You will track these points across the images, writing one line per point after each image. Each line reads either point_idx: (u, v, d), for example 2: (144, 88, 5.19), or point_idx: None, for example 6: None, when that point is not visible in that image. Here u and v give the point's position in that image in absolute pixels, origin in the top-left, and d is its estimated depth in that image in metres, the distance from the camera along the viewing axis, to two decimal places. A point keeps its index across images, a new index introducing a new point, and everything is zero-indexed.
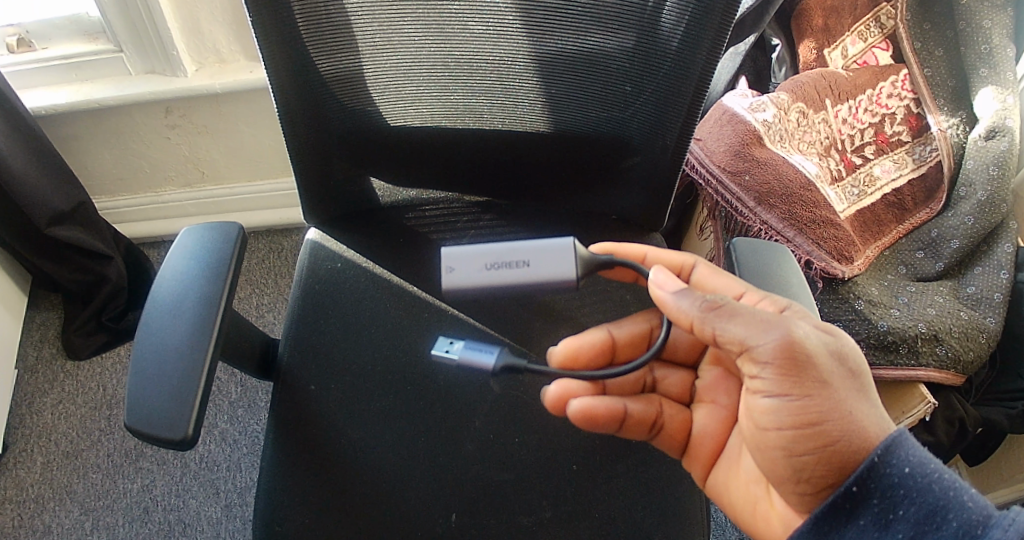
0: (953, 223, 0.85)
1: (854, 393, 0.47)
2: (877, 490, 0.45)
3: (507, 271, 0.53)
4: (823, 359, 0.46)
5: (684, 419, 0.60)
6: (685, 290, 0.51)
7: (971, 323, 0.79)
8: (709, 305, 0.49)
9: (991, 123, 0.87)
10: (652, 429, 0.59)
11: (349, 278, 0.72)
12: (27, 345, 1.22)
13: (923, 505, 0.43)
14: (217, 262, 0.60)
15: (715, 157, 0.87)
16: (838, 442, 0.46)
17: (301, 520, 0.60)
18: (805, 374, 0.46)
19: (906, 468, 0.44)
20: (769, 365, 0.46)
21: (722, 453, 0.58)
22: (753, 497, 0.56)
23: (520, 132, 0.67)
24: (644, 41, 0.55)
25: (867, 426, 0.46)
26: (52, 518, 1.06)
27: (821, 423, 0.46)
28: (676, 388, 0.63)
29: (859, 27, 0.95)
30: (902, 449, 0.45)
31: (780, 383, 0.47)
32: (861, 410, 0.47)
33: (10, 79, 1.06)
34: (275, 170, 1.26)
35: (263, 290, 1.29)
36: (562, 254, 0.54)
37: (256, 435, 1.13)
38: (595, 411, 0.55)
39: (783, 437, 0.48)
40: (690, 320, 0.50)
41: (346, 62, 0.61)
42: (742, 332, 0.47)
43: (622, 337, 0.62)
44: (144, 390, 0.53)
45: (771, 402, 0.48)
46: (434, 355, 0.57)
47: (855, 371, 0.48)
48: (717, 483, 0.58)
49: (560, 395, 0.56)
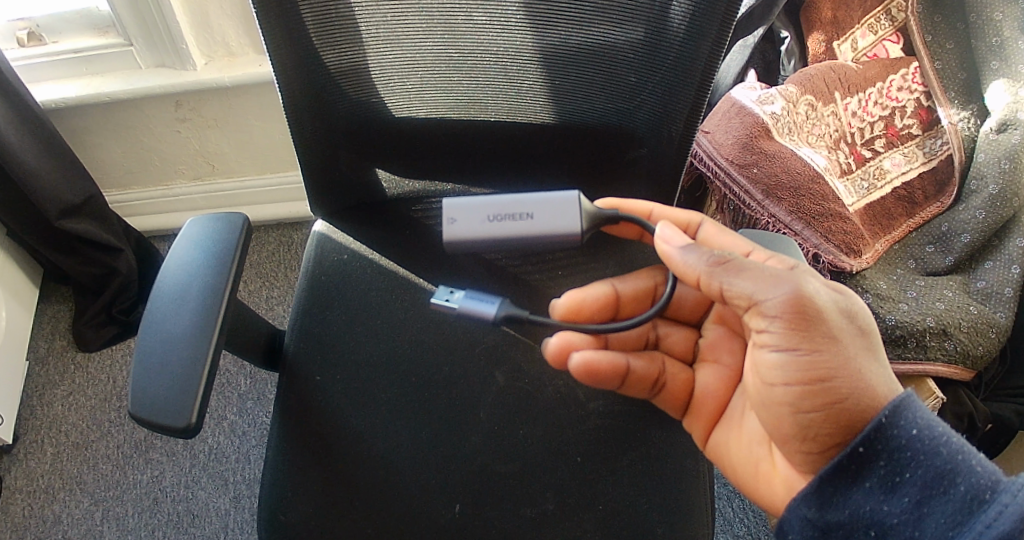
0: (964, 217, 0.84)
1: (864, 352, 0.48)
2: (885, 452, 0.46)
3: (510, 223, 0.53)
4: (834, 316, 0.48)
5: (687, 377, 0.61)
6: (692, 246, 0.52)
7: (981, 318, 0.79)
8: (716, 260, 0.50)
9: (1002, 116, 0.86)
10: (654, 386, 0.61)
11: (354, 269, 0.73)
12: (39, 337, 1.24)
13: (931, 467, 0.44)
14: (225, 245, 0.61)
15: (723, 150, 0.87)
16: (847, 400, 0.47)
17: (306, 509, 0.61)
18: (814, 329, 0.47)
19: (914, 430, 0.45)
20: (777, 319, 0.47)
21: (725, 412, 0.60)
22: (755, 459, 0.57)
23: (527, 124, 0.67)
24: (650, 32, 0.54)
25: (874, 385, 0.48)
26: (62, 509, 1.07)
27: (830, 380, 0.47)
28: (679, 346, 0.65)
29: (870, 20, 0.94)
30: (910, 411, 0.46)
31: (788, 338, 0.47)
32: (869, 368, 0.48)
33: (21, 73, 1.07)
34: (284, 164, 1.27)
35: (272, 284, 1.29)
36: (567, 208, 0.54)
37: (264, 427, 1.13)
38: (597, 366, 0.55)
39: (789, 392, 0.49)
40: (697, 274, 0.51)
41: (351, 55, 0.61)
42: (750, 287, 0.48)
43: (627, 292, 0.62)
44: (149, 377, 0.53)
45: (779, 358, 0.49)
46: (435, 305, 0.57)
47: (864, 330, 0.49)
48: (720, 443, 0.59)
49: (561, 348, 0.56)
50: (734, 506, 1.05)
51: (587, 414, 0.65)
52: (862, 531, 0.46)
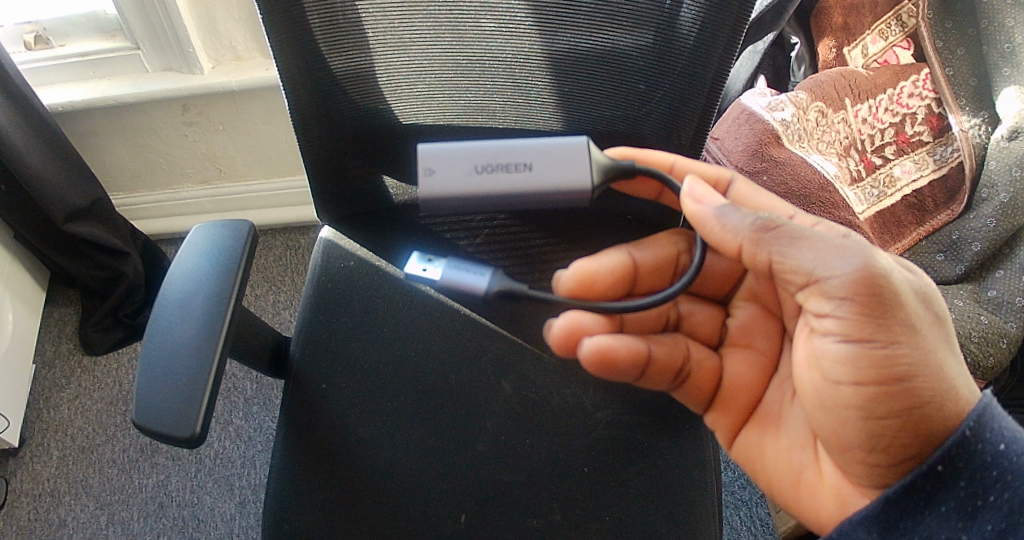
0: (975, 225, 0.84)
1: (938, 346, 0.48)
2: (969, 470, 0.45)
3: (507, 174, 0.51)
4: (913, 305, 0.47)
5: (713, 367, 0.60)
6: (730, 206, 0.49)
7: (992, 328, 0.78)
8: (763, 226, 0.48)
9: (1014, 123, 0.85)
10: (677, 378, 0.59)
11: (361, 277, 0.72)
12: (46, 340, 1.24)
13: (1017, 489, 0.44)
14: (231, 252, 0.60)
15: (733, 157, 0.86)
16: (928, 401, 0.47)
17: (311, 520, 0.60)
18: (891, 317, 0.46)
19: (1001, 445, 0.45)
20: (847, 300, 0.46)
21: (763, 407, 0.59)
22: (798, 465, 0.56)
23: (533, 132, 0.66)
24: (659, 38, 0.54)
25: (952, 386, 0.47)
26: (67, 513, 1.07)
27: (910, 378, 0.46)
28: (703, 327, 0.63)
29: (880, 25, 0.93)
30: (994, 423, 0.45)
31: (861, 324, 0.46)
32: (946, 366, 0.48)
33: (29, 76, 1.07)
34: (290, 168, 1.27)
35: (278, 288, 1.29)
36: (568, 158, 0.51)
37: (270, 432, 1.13)
38: (614, 353, 0.53)
39: (862, 393, 0.48)
40: (740, 241, 0.49)
41: (358, 61, 0.61)
42: (810, 261, 0.46)
43: (645, 263, 0.61)
44: (155, 387, 0.53)
45: (850, 353, 0.47)
46: (411, 272, 0.56)
47: (935, 319, 0.48)
48: (755, 444, 0.59)
49: (568, 330, 0.54)
50: (741, 514, 1.04)
51: (595, 423, 0.64)
52: None
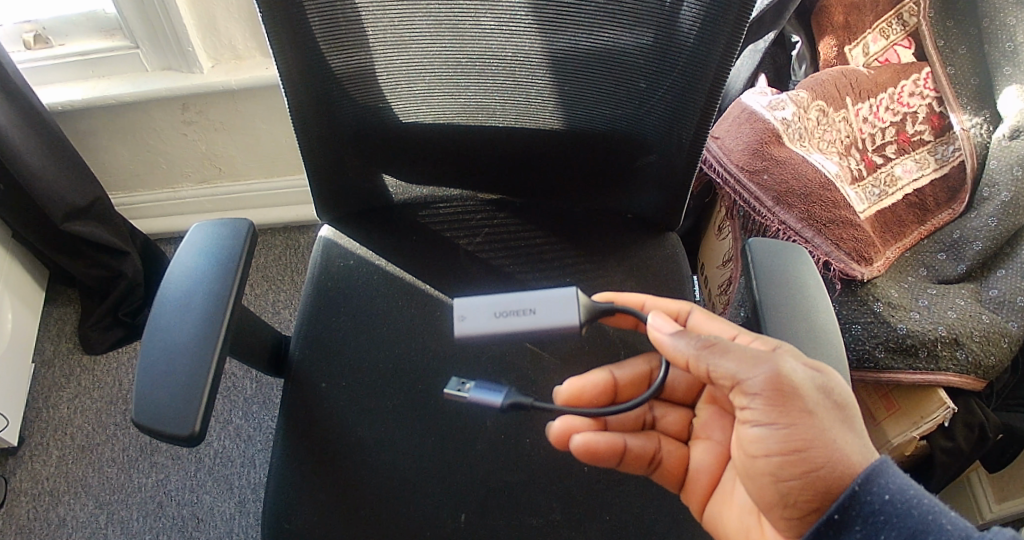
0: (975, 225, 0.84)
1: (840, 425, 0.46)
2: (858, 518, 0.43)
3: (514, 319, 0.51)
4: (811, 392, 0.45)
5: (682, 454, 0.58)
6: (681, 332, 0.51)
7: (993, 327, 0.77)
8: (703, 344, 0.49)
9: (1015, 122, 0.85)
10: (650, 464, 0.58)
11: (361, 273, 0.73)
12: (45, 339, 1.24)
13: (903, 529, 0.42)
14: (230, 251, 0.60)
15: (733, 156, 0.86)
16: (822, 469, 0.44)
17: (309, 519, 0.60)
18: (792, 404, 0.45)
19: (887, 495, 0.43)
20: (758, 396, 0.46)
21: (718, 487, 0.56)
22: (745, 528, 0.54)
23: (534, 130, 0.66)
24: (660, 37, 0.54)
25: (850, 455, 0.45)
26: (66, 512, 1.07)
27: (805, 451, 0.45)
28: (675, 427, 0.61)
29: (881, 24, 0.93)
30: (883, 477, 0.43)
31: (767, 413, 0.46)
32: (847, 440, 0.45)
33: (28, 75, 1.07)
34: (291, 167, 1.27)
35: (278, 287, 1.29)
36: (569, 301, 0.51)
37: (270, 431, 1.13)
38: (597, 447, 0.54)
39: (771, 464, 0.47)
40: (686, 358, 0.50)
41: (358, 59, 0.61)
42: (732, 367, 0.47)
43: (625, 376, 0.60)
44: (153, 385, 0.53)
45: (764, 434, 0.46)
46: (446, 394, 0.56)
47: (841, 403, 0.46)
48: (712, 517, 0.56)
49: (563, 431, 0.54)
50: None
51: None
52: None
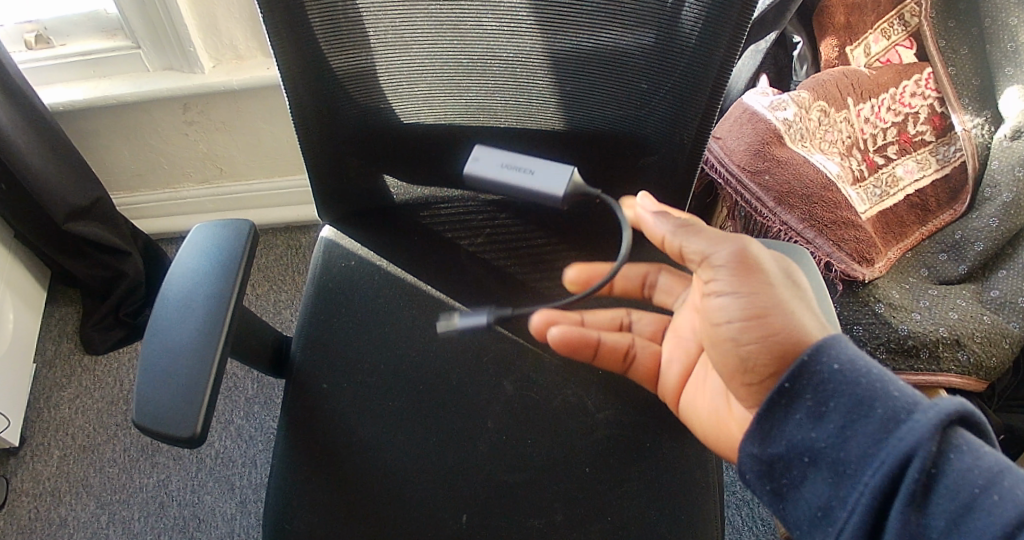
0: (977, 225, 0.83)
1: (799, 302, 0.47)
2: (810, 385, 0.43)
3: (512, 172, 0.59)
4: (772, 269, 0.48)
5: (654, 351, 0.64)
6: (661, 212, 0.53)
7: (994, 328, 0.77)
8: (680, 224, 0.51)
9: (1018, 123, 0.85)
10: (625, 360, 0.64)
11: (362, 274, 0.73)
12: (47, 339, 1.24)
13: (852, 396, 0.42)
14: (231, 251, 0.60)
15: (735, 156, 0.86)
16: (782, 334, 0.45)
17: (310, 520, 0.60)
18: (756, 276, 0.47)
19: (836, 364, 0.43)
20: (724, 268, 0.47)
21: (689, 378, 0.61)
22: (714, 407, 0.58)
23: (535, 131, 0.66)
24: (661, 38, 0.54)
25: (806, 327, 0.46)
26: (68, 512, 1.07)
27: (766, 316, 0.46)
28: (649, 329, 0.66)
29: (883, 24, 0.93)
30: (834, 346, 0.43)
31: (732, 282, 0.47)
32: (804, 313, 0.47)
33: (30, 75, 1.07)
34: (292, 167, 1.27)
35: (280, 287, 1.29)
36: (564, 174, 0.58)
37: (272, 432, 1.13)
38: (572, 338, 0.60)
39: (732, 330, 0.47)
40: (662, 236, 0.52)
41: (360, 59, 0.61)
42: (703, 244, 0.49)
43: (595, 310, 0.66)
44: (155, 388, 0.53)
45: (728, 288, 0.47)
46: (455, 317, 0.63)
47: (798, 284, 0.49)
48: (686, 404, 0.60)
49: (543, 323, 0.59)
50: (742, 514, 1.04)
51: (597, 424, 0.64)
52: (797, 462, 0.44)
